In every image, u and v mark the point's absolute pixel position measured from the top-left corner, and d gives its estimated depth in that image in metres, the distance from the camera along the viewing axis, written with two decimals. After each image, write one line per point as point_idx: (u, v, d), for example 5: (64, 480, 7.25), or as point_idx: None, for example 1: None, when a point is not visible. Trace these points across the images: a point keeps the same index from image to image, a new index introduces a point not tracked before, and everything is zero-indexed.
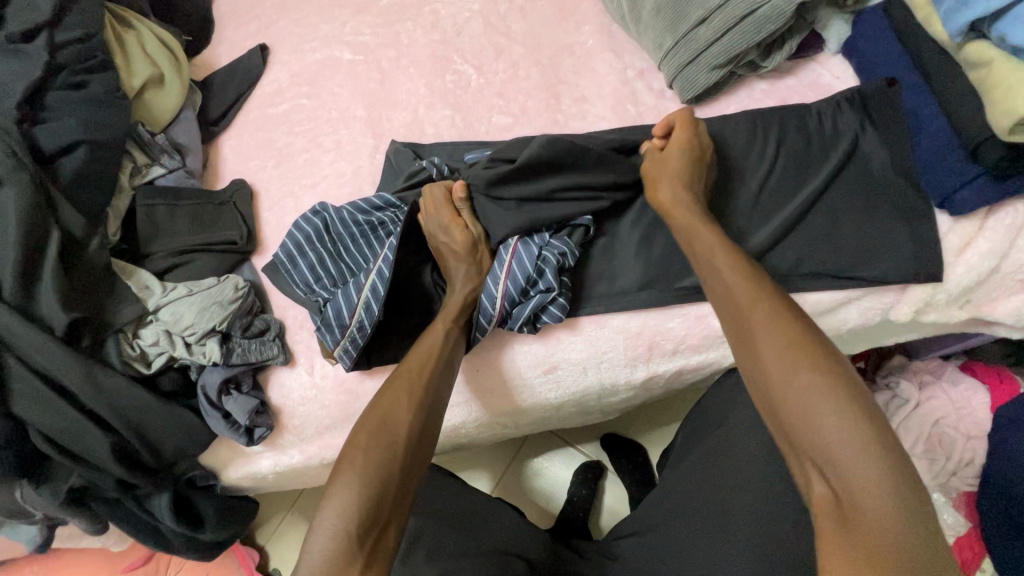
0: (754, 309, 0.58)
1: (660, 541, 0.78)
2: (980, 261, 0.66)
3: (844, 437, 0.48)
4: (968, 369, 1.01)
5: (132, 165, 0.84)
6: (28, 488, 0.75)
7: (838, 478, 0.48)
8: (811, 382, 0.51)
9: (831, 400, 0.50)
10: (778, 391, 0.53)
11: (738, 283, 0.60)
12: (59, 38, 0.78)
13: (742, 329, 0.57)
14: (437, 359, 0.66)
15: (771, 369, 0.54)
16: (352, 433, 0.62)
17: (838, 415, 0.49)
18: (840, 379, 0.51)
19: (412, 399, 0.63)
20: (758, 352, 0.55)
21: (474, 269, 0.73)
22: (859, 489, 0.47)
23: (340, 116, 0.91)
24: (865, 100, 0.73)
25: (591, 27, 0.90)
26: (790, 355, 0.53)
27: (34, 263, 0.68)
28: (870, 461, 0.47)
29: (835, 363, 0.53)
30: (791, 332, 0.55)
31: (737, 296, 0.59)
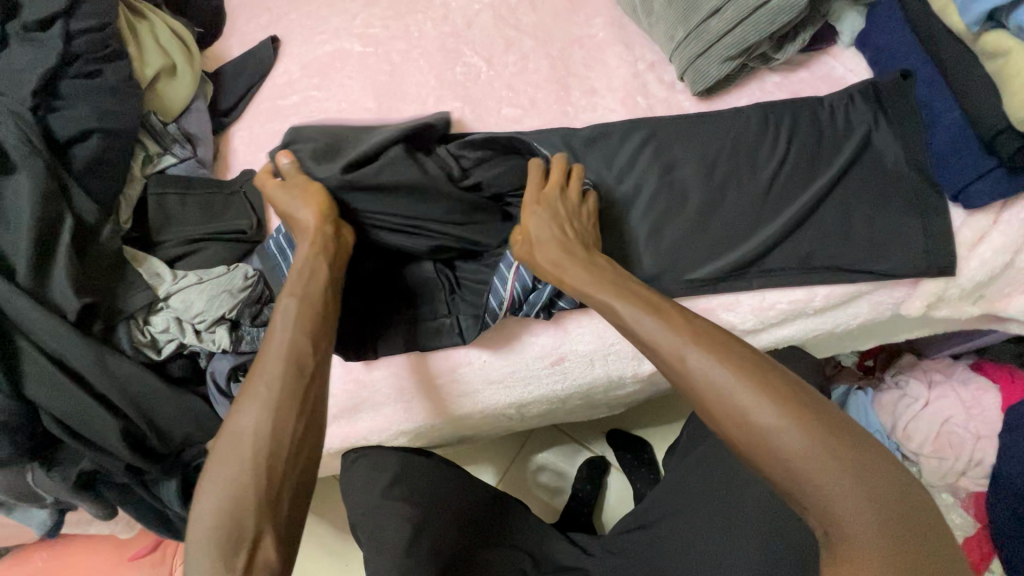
0: (680, 353, 0.52)
1: (664, 535, 0.77)
2: (994, 255, 0.65)
3: (838, 491, 0.44)
4: (979, 368, 0.99)
5: (143, 153, 0.84)
6: (39, 472, 0.76)
7: (830, 520, 0.44)
8: (774, 421, 0.46)
9: (797, 436, 0.46)
10: (755, 453, 0.47)
11: (662, 328, 0.54)
12: (74, 27, 0.79)
13: (679, 377, 0.52)
14: (301, 354, 0.58)
15: (736, 428, 0.48)
16: (212, 453, 0.53)
17: (811, 452, 0.45)
18: (790, 401, 0.47)
19: (278, 399, 0.55)
20: (719, 412, 0.49)
21: (328, 233, 0.64)
22: (853, 529, 0.43)
23: (350, 108, 0.91)
24: (878, 92, 0.73)
25: (601, 20, 0.90)
26: (739, 399, 0.48)
27: (47, 249, 0.68)
28: (845, 483, 0.44)
29: (796, 399, 0.48)
30: (727, 365, 0.50)
31: (660, 340, 0.54)
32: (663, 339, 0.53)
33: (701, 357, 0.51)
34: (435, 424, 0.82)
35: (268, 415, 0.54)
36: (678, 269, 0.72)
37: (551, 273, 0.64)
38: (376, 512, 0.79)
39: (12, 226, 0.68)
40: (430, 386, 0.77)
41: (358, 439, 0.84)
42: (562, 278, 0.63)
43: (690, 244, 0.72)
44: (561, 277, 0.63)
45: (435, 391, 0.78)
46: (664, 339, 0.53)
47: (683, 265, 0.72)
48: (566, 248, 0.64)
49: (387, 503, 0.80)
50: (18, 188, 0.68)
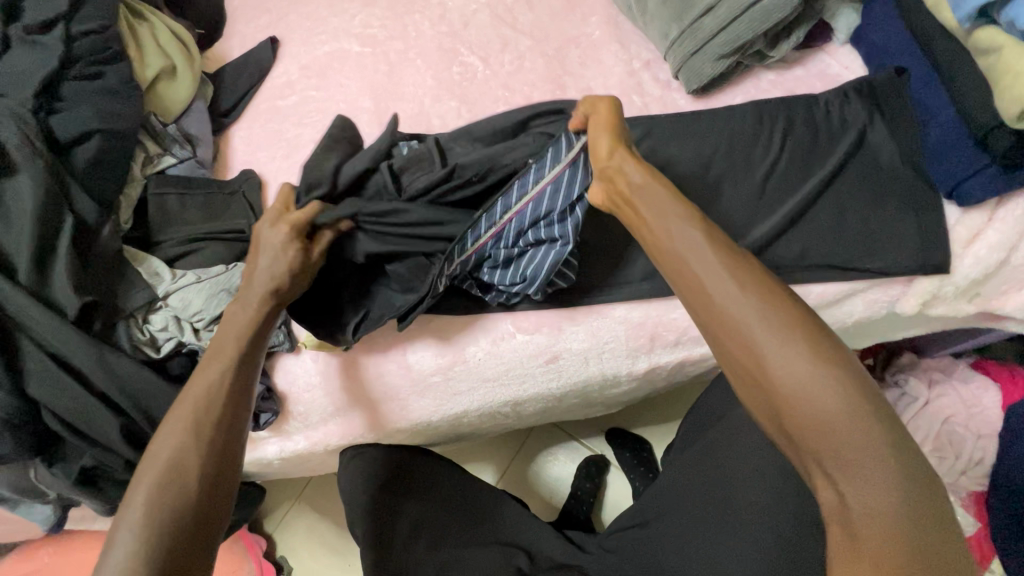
0: (733, 298, 0.49)
1: (659, 533, 0.77)
2: (989, 253, 0.65)
3: (858, 440, 0.44)
4: (980, 367, 0.98)
5: (144, 155, 0.85)
6: (42, 468, 0.77)
7: (851, 492, 0.43)
8: (819, 384, 0.45)
9: (840, 400, 0.44)
10: (774, 398, 0.46)
11: (718, 272, 0.51)
12: (75, 30, 0.80)
13: (726, 321, 0.49)
14: (223, 396, 0.59)
15: (758, 372, 0.47)
16: (127, 492, 0.54)
17: (852, 421, 0.44)
18: (839, 367, 0.46)
19: (186, 447, 0.56)
20: (743, 352, 0.48)
21: (268, 296, 0.64)
22: (875, 507, 0.42)
23: (347, 108, 0.92)
24: (873, 89, 0.72)
25: (597, 19, 0.91)
26: (788, 354, 0.46)
27: (49, 248, 0.70)
28: (878, 460, 0.43)
29: (825, 340, 0.47)
30: (782, 318, 0.47)
31: (709, 283, 0.51)
32: (715, 278, 0.50)
33: (757, 305, 0.48)
34: (432, 421, 0.82)
35: (166, 463, 0.55)
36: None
37: (604, 147, 0.63)
38: (373, 511, 0.78)
39: (14, 225, 0.69)
40: (426, 384, 0.78)
41: (358, 437, 0.83)
42: (615, 172, 0.61)
43: None
44: (614, 170, 0.61)
45: (432, 390, 0.78)
46: (716, 283, 0.50)
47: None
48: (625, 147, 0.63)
49: (384, 498, 0.80)
50: (20, 189, 0.70)
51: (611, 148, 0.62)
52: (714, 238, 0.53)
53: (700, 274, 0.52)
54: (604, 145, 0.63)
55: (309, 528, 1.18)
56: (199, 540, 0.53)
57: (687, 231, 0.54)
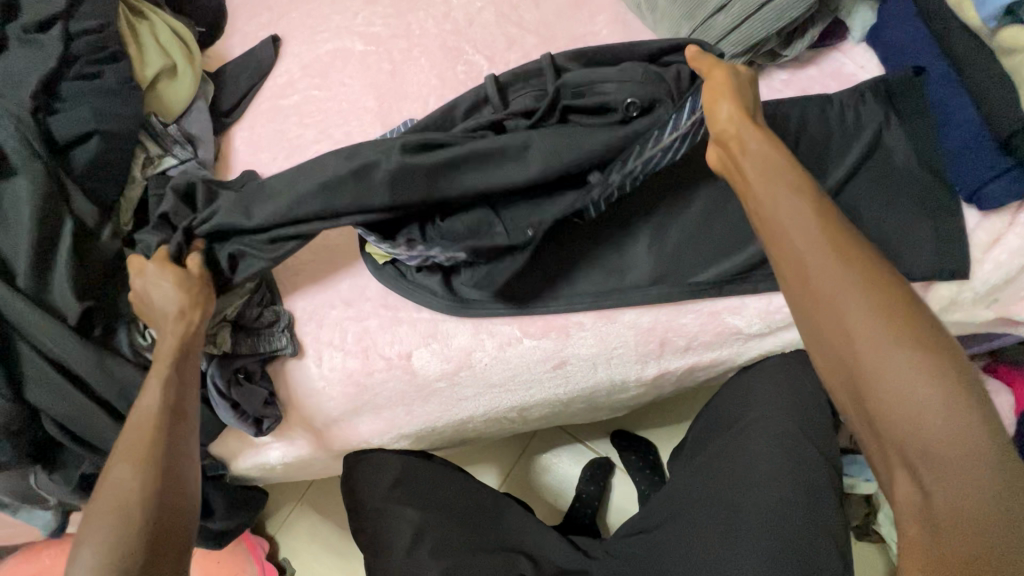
0: (837, 281, 0.48)
1: (667, 539, 0.75)
2: (1010, 258, 0.64)
3: (957, 439, 0.43)
4: (992, 371, 0.97)
5: (144, 155, 0.83)
6: (41, 474, 0.76)
7: (938, 489, 0.44)
8: (919, 382, 0.44)
9: (941, 399, 0.44)
10: (867, 388, 0.46)
11: (821, 249, 0.49)
12: (74, 29, 0.79)
13: (826, 304, 0.48)
14: (158, 414, 0.60)
15: (850, 356, 0.47)
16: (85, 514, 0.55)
17: (952, 420, 0.43)
18: (945, 361, 0.45)
19: (124, 468, 0.56)
20: (840, 339, 0.48)
21: (177, 322, 0.65)
22: (961, 506, 0.44)
23: (350, 108, 0.90)
24: (890, 90, 0.71)
25: (605, 17, 0.89)
26: (889, 344, 0.46)
27: (47, 254, 0.68)
28: (974, 461, 0.43)
29: (927, 332, 0.46)
30: (887, 308, 0.46)
31: (812, 261, 0.50)
32: (818, 258, 0.49)
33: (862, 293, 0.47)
34: (437, 425, 0.81)
35: (111, 496, 0.55)
36: (684, 272, 0.73)
37: (725, 117, 0.59)
38: (379, 515, 0.79)
39: (12, 229, 0.68)
40: (431, 389, 0.76)
41: (361, 441, 0.82)
42: (734, 137, 0.58)
43: (690, 248, 0.73)
44: (733, 134, 0.58)
45: (437, 395, 0.77)
46: (817, 261, 0.49)
47: (689, 267, 0.73)
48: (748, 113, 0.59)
49: (389, 505, 0.79)
50: (18, 192, 0.68)
51: (734, 113, 0.58)
52: (827, 218, 0.51)
53: (801, 249, 0.51)
54: (728, 106, 0.59)
55: (311, 531, 1.17)
56: (161, 556, 0.54)
57: (790, 209, 0.52)
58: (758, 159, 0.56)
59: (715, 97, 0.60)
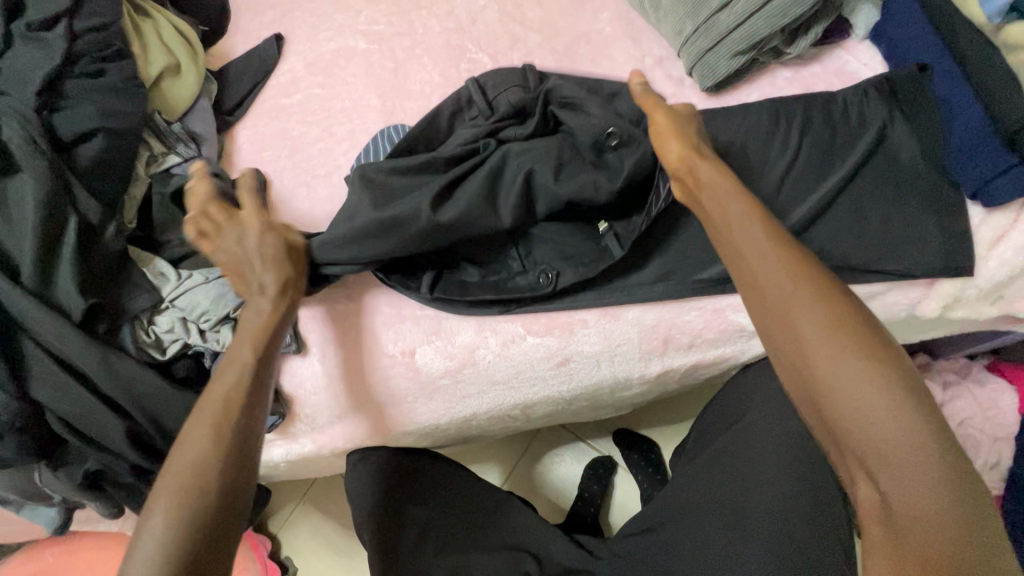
0: (784, 288, 0.52)
1: (670, 538, 0.75)
2: (1015, 255, 0.64)
3: (901, 436, 0.45)
4: (995, 369, 0.97)
5: (148, 153, 0.84)
6: (46, 470, 0.76)
7: (891, 488, 0.45)
8: (863, 382, 0.46)
9: (883, 398, 0.46)
10: (817, 389, 0.48)
11: (772, 260, 0.53)
12: (78, 27, 0.79)
13: (775, 310, 0.52)
14: (247, 388, 0.60)
15: (803, 362, 0.50)
16: (158, 477, 0.55)
17: (897, 416, 0.45)
18: (883, 363, 0.47)
19: (207, 436, 0.56)
20: (789, 343, 0.50)
21: (280, 295, 0.67)
22: (914, 505, 0.44)
23: (354, 106, 0.90)
24: (894, 87, 0.71)
25: (608, 15, 0.89)
26: (834, 346, 0.48)
27: (52, 250, 0.69)
28: (920, 459, 0.44)
29: (872, 341, 0.48)
30: (829, 313, 0.50)
31: (760, 271, 0.54)
32: (767, 268, 0.53)
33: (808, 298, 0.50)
34: (441, 423, 0.81)
35: (189, 466, 0.54)
36: (687, 270, 0.73)
37: (675, 154, 0.65)
38: (378, 516, 0.77)
39: (17, 225, 0.68)
40: (435, 386, 0.76)
41: (363, 440, 0.82)
42: (688, 170, 0.64)
43: (693, 246, 0.74)
44: (687, 170, 0.64)
45: (441, 392, 0.77)
46: (764, 272, 0.53)
47: (693, 264, 0.73)
48: (696, 148, 0.65)
49: (392, 505, 0.79)
50: (23, 190, 0.69)
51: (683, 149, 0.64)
52: (777, 235, 0.55)
53: (753, 262, 0.55)
54: (677, 144, 0.65)
55: (313, 529, 1.17)
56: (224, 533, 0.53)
57: (745, 229, 0.56)
58: (714, 186, 0.61)
59: (666, 136, 0.66)
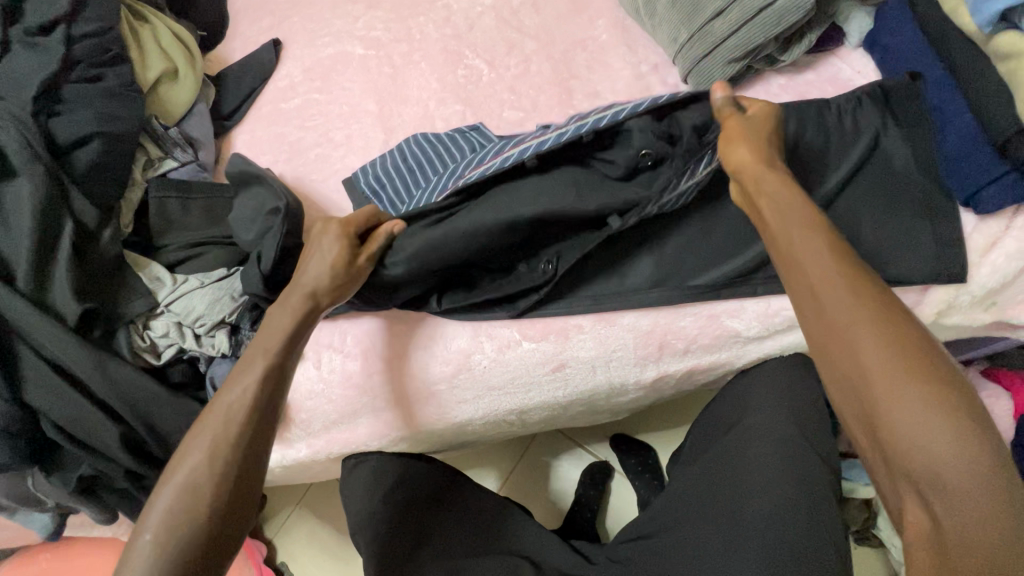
0: (838, 298, 0.50)
1: (667, 544, 0.75)
2: (1007, 261, 0.65)
3: (958, 464, 0.43)
4: (991, 375, 0.97)
5: (145, 158, 0.84)
6: (40, 476, 0.76)
7: (945, 515, 0.43)
8: (919, 404, 0.44)
9: (942, 423, 0.43)
10: (868, 406, 0.47)
11: (826, 267, 0.52)
12: (77, 32, 0.79)
13: (828, 322, 0.50)
14: (252, 404, 0.58)
15: (854, 382, 0.48)
16: (157, 485, 0.54)
17: (956, 442, 0.43)
18: (945, 388, 0.45)
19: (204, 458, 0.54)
20: (845, 358, 0.48)
21: (305, 299, 0.65)
22: (970, 533, 0.42)
23: (351, 111, 0.91)
24: (886, 94, 0.71)
25: (604, 22, 0.90)
26: (890, 363, 0.46)
27: (48, 254, 0.69)
28: (981, 488, 0.42)
29: (932, 363, 0.45)
30: (888, 330, 0.47)
31: (815, 278, 0.52)
32: (822, 278, 0.51)
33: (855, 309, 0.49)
34: (435, 429, 0.81)
35: (181, 483, 0.53)
36: (684, 275, 0.73)
37: (748, 157, 0.61)
38: (375, 519, 0.77)
39: (13, 230, 0.68)
40: (431, 392, 0.76)
41: (360, 445, 0.82)
42: (749, 174, 0.61)
43: (689, 252, 0.74)
44: (751, 175, 0.60)
45: (437, 398, 0.77)
46: (817, 277, 0.52)
47: (688, 270, 0.73)
48: (767, 153, 0.62)
49: (384, 507, 0.78)
50: (20, 194, 0.69)
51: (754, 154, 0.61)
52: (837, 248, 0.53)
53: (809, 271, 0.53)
54: (749, 142, 0.62)
55: (309, 535, 1.17)
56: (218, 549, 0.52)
57: (798, 239, 0.54)
58: (776, 195, 0.58)
59: (733, 143, 0.63)
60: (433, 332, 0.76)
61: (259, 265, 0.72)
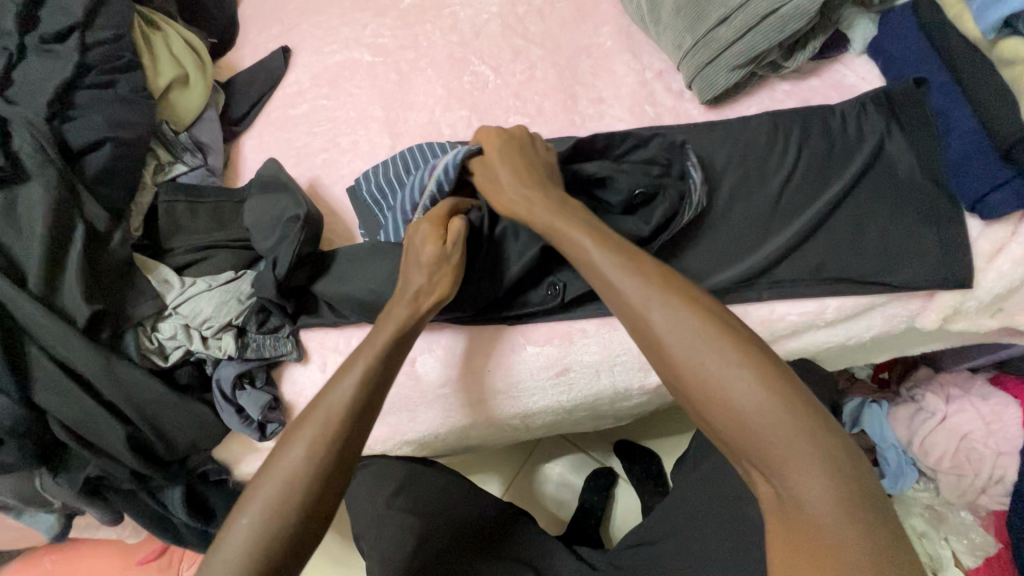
0: (649, 306, 0.53)
1: (670, 552, 0.74)
2: (1013, 267, 0.64)
3: (774, 427, 0.46)
4: (998, 383, 0.96)
5: (156, 163, 0.85)
6: (47, 477, 0.76)
7: (781, 480, 0.46)
8: (734, 382, 0.48)
9: (754, 392, 0.47)
10: (700, 395, 0.49)
11: (629, 281, 0.54)
12: (90, 39, 0.81)
13: (645, 331, 0.53)
14: (349, 412, 0.58)
15: (714, 396, 0.48)
16: (257, 473, 0.56)
17: (762, 405, 0.47)
18: (752, 361, 0.48)
19: (304, 450, 0.56)
20: (669, 360, 0.51)
21: (409, 305, 0.64)
22: (802, 491, 0.45)
23: (358, 117, 0.92)
24: (891, 100, 0.72)
25: (609, 29, 0.90)
26: (700, 353, 0.49)
27: (60, 257, 0.70)
28: (798, 444, 0.45)
29: (759, 354, 0.49)
30: (699, 321, 0.51)
31: (627, 292, 0.54)
32: (633, 288, 0.54)
33: (669, 310, 0.52)
34: (438, 436, 0.81)
35: (280, 483, 0.54)
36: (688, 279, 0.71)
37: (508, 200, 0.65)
38: (378, 522, 0.79)
39: (26, 235, 0.69)
40: (435, 396, 0.76)
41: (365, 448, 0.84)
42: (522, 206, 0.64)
43: None
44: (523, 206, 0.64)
45: (441, 402, 0.77)
46: (633, 292, 0.54)
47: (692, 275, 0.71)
48: (522, 189, 0.65)
49: (390, 513, 0.80)
50: (32, 198, 0.70)
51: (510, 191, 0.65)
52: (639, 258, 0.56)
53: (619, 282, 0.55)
54: (507, 181, 0.65)
55: None
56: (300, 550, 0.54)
57: (619, 268, 0.55)
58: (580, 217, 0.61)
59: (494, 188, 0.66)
60: (435, 339, 0.76)
61: (275, 270, 0.74)
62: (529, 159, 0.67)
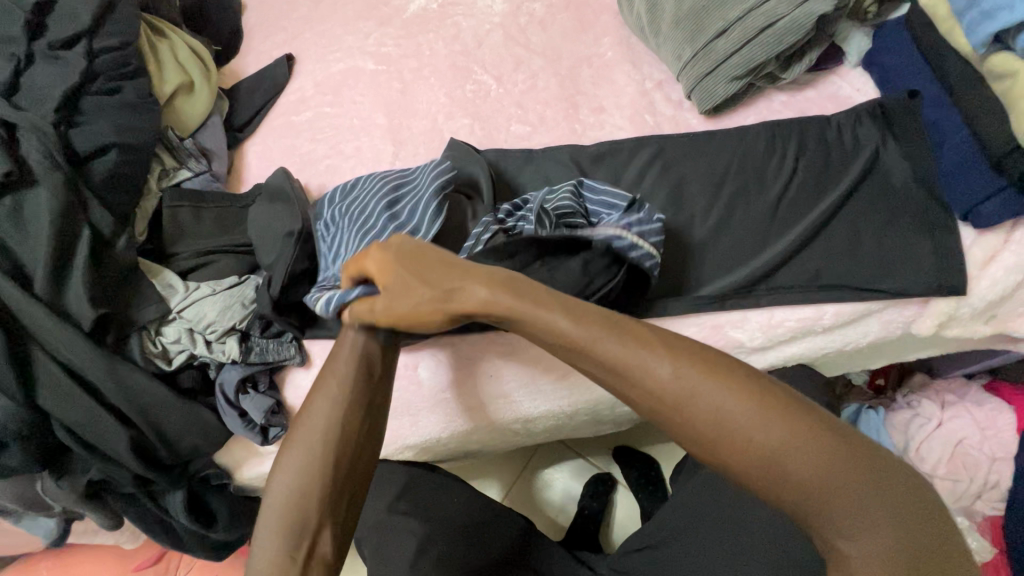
0: (681, 385, 0.49)
1: (671, 556, 0.75)
2: (1006, 275, 0.66)
3: (834, 487, 0.45)
4: (992, 390, 0.98)
5: (160, 168, 0.86)
6: (49, 480, 0.76)
7: (849, 540, 0.45)
8: (789, 454, 0.46)
9: (809, 461, 0.45)
10: (753, 468, 0.47)
11: (655, 360, 0.50)
12: (97, 46, 0.82)
13: (679, 414, 0.49)
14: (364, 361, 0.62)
15: (766, 466, 0.46)
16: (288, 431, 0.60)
17: (818, 470, 0.45)
18: (794, 419, 0.47)
19: (324, 437, 0.58)
20: (711, 439, 0.48)
21: None
22: (873, 546, 0.44)
23: (362, 124, 0.93)
24: (885, 112, 0.74)
25: (609, 40, 0.92)
26: (746, 426, 0.47)
27: (66, 260, 0.70)
28: (861, 499, 0.45)
29: (797, 407, 0.48)
30: (734, 389, 0.48)
31: (651, 375, 0.50)
32: (660, 370, 0.49)
33: (704, 383, 0.49)
34: (440, 439, 0.82)
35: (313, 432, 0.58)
36: (687, 286, 0.72)
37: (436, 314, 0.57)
38: (380, 527, 0.80)
39: (32, 239, 0.70)
40: (437, 401, 0.77)
41: None
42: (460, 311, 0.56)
43: None
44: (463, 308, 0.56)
45: (443, 406, 0.78)
46: (665, 377, 0.49)
47: (693, 281, 0.72)
48: (436, 296, 0.57)
49: (393, 517, 0.81)
50: (38, 202, 0.70)
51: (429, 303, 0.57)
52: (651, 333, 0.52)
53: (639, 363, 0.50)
54: (416, 299, 0.57)
55: None
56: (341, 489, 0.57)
57: (632, 349, 0.51)
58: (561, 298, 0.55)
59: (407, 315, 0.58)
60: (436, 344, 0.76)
61: (270, 288, 0.75)
62: (419, 263, 0.59)
